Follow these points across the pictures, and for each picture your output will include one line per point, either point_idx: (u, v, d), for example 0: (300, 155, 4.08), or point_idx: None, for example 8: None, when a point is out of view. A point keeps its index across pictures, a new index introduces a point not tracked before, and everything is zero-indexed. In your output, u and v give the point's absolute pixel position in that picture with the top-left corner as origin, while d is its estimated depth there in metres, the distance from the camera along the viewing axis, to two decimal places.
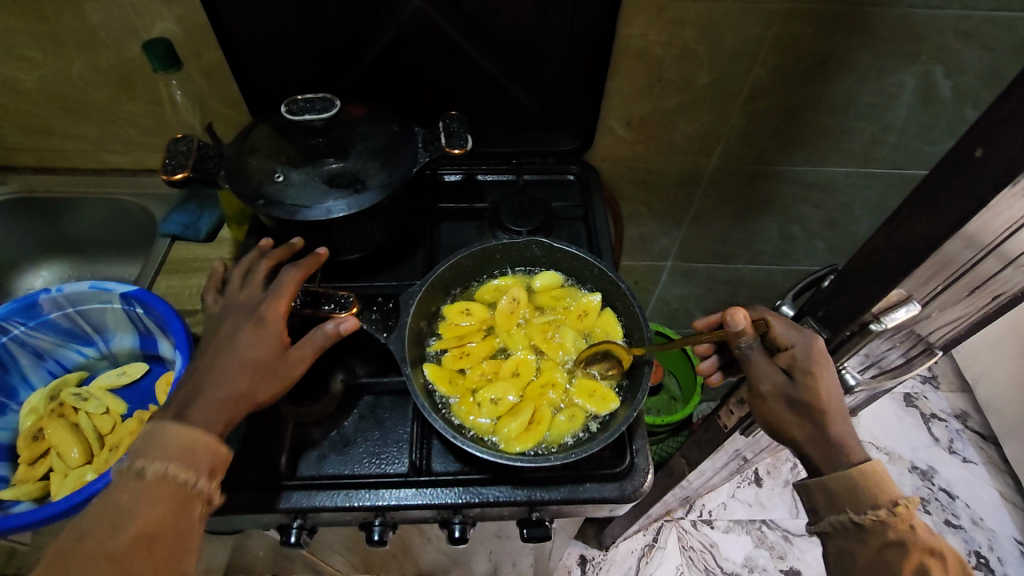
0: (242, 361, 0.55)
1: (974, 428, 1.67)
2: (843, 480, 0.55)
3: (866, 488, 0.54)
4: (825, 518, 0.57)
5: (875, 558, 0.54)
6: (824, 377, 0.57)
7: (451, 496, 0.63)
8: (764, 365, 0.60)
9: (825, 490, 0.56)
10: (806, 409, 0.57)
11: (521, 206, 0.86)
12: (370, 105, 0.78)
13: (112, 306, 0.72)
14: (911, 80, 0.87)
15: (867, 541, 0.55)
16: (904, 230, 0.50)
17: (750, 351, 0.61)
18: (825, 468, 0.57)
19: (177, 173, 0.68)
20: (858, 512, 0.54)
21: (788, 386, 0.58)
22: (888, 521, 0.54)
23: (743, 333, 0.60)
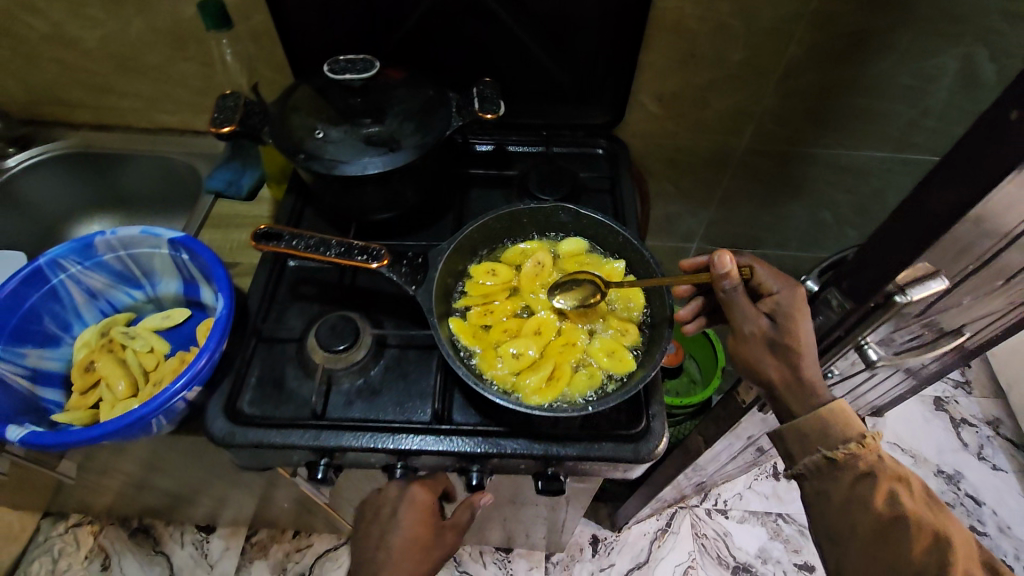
0: (407, 555, 0.66)
1: (1006, 435, 1.63)
2: (811, 421, 0.60)
3: (834, 426, 0.59)
4: (799, 462, 0.61)
5: (848, 494, 0.59)
6: (801, 324, 0.61)
7: (470, 446, 0.66)
8: (748, 306, 0.64)
9: (796, 434, 0.61)
10: (785, 352, 0.61)
11: (551, 175, 0.87)
12: (408, 69, 0.81)
13: (161, 251, 0.76)
14: (955, 62, 0.85)
15: (840, 478, 0.59)
16: (931, 197, 0.50)
17: (734, 295, 0.64)
18: (794, 412, 0.61)
19: (225, 126, 0.72)
20: (829, 448, 0.59)
21: (769, 328, 0.62)
22: (858, 454, 0.59)
23: (730, 276, 0.64)
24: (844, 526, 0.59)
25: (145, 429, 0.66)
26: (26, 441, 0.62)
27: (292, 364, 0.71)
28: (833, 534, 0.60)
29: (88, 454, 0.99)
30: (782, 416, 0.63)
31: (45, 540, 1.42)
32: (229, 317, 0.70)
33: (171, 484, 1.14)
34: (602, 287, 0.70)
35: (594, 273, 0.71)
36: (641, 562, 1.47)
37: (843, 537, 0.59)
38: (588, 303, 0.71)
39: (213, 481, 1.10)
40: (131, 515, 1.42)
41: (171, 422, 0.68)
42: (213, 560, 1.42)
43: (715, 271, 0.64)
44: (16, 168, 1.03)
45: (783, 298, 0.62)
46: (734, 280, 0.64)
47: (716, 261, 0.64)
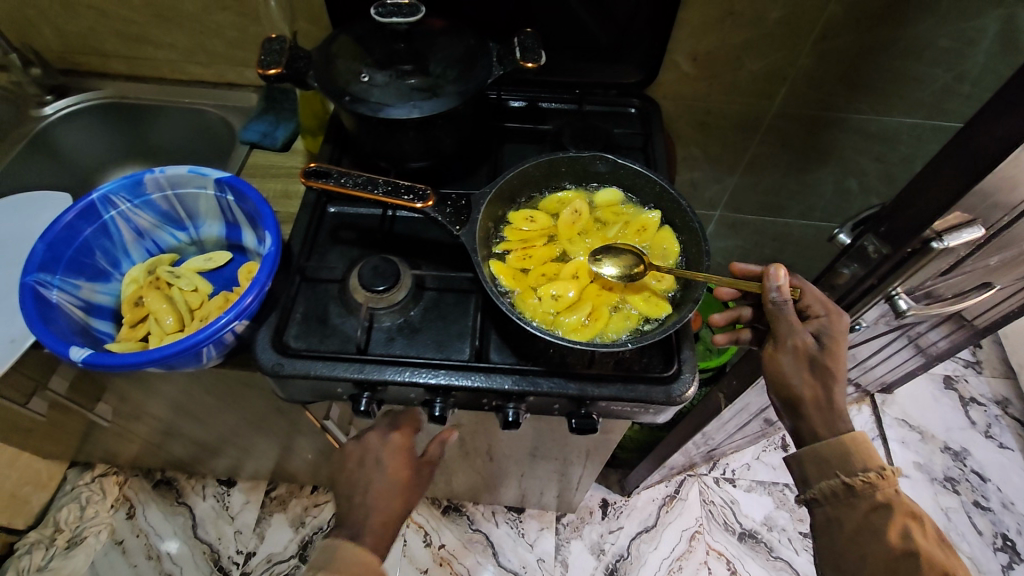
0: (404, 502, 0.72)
1: (1014, 414, 1.64)
2: (832, 447, 0.64)
3: (855, 454, 0.63)
4: (817, 486, 0.66)
5: (862, 522, 0.63)
6: (845, 350, 0.65)
7: (508, 383, 0.68)
8: (797, 322, 0.66)
9: (817, 459, 0.65)
10: (824, 371, 0.64)
11: (585, 131, 0.89)
12: (448, 19, 0.82)
13: (207, 192, 0.79)
14: (995, 25, 0.86)
15: (856, 505, 0.64)
16: (975, 140, 0.51)
17: (781, 307, 0.66)
18: (819, 436, 0.65)
19: (271, 69, 0.73)
20: (849, 474, 0.64)
21: (813, 346, 0.65)
22: (876, 485, 0.63)
23: (782, 291, 0.66)
24: (856, 554, 0.62)
25: (195, 356, 0.68)
26: (89, 361, 0.65)
27: (335, 303, 0.73)
28: (844, 562, 0.63)
29: (122, 397, 1.01)
30: (803, 439, 0.67)
31: (72, 489, 1.44)
32: (278, 254, 0.72)
33: (200, 432, 1.17)
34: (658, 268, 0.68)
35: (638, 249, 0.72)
36: (649, 526, 1.50)
37: (850, 567, 0.63)
38: (633, 276, 0.70)
39: (241, 430, 1.13)
40: (155, 467, 1.45)
41: (219, 354, 0.70)
42: (234, 512, 1.46)
43: (767, 282, 0.66)
44: (54, 116, 1.05)
45: (834, 323, 0.65)
46: (784, 294, 0.66)
47: (771, 274, 0.66)
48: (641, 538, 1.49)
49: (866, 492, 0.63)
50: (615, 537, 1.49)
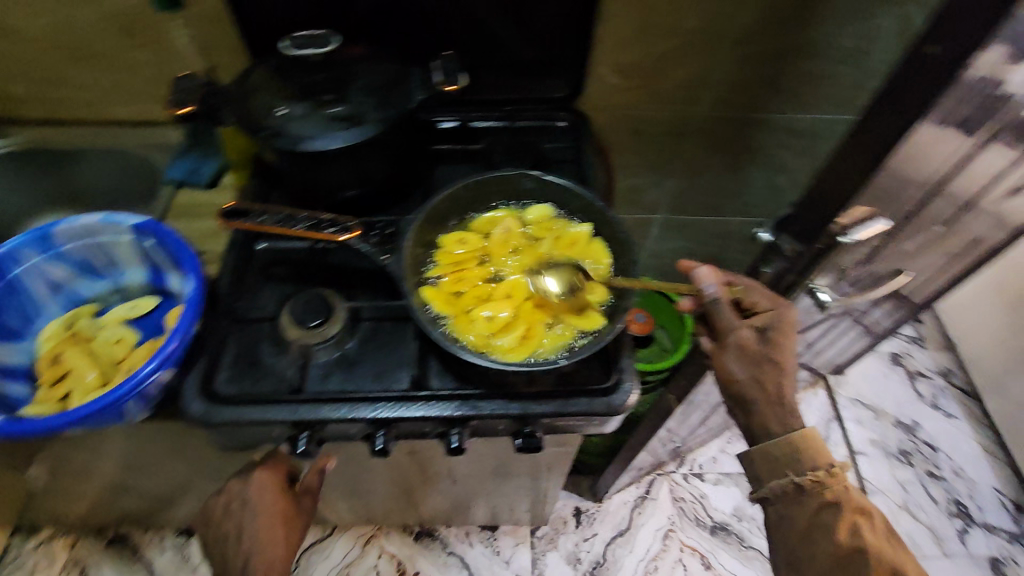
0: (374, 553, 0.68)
1: (957, 384, 1.70)
2: (782, 446, 0.65)
3: (804, 453, 0.65)
4: (769, 486, 0.67)
5: (811, 519, 0.64)
6: (790, 343, 0.66)
7: (450, 410, 0.67)
8: (736, 320, 0.67)
9: (768, 459, 0.67)
10: (766, 363, 0.66)
11: (515, 149, 0.93)
12: (366, 46, 0.81)
13: (124, 238, 0.76)
14: (892, 23, 0.90)
15: (806, 503, 0.65)
16: (866, 141, 0.53)
17: (717, 306, 0.68)
18: (770, 433, 0.66)
19: (184, 106, 0.74)
20: (798, 473, 0.65)
21: (753, 341, 0.66)
22: (824, 483, 0.64)
23: (714, 287, 0.68)
24: (806, 551, 0.63)
25: (119, 414, 0.65)
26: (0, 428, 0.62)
27: (268, 342, 0.71)
28: (797, 560, 0.64)
29: (55, 460, 0.96)
30: (754, 437, 0.68)
31: (17, 556, 1.37)
32: (201, 297, 0.70)
33: (147, 484, 1.12)
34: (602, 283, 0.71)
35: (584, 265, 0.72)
36: (623, 529, 1.51)
37: (802, 563, 0.63)
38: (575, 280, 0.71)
39: (190, 481, 1.08)
40: (106, 524, 1.37)
41: (146, 408, 0.67)
42: (195, 562, 1.39)
43: (696, 285, 0.69)
44: None
45: (778, 317, 0.66)
46: (718, 293, 0.68)
47: (698, 276, 0.69)
48: (616, 542, 1.49)
49: (814, 490, 0.65)
50: (590, 544, 1.49)
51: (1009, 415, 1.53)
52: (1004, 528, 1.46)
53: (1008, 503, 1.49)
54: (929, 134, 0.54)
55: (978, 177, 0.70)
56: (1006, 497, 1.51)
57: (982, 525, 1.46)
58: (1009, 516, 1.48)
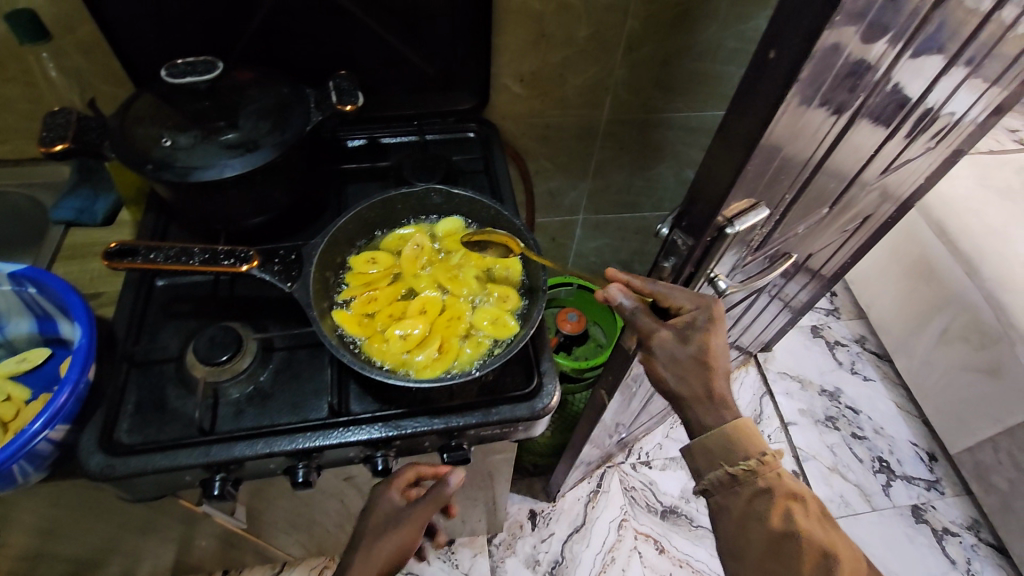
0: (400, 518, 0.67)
1: (871, 349, 1.81)
2: (715, 437, 0.67)
3: (737, 442, 0.66)
4: (706, 477, 0.68)
5: (746, 508, 0.65)
6: (711, 339, 0.68)
7: (372, 433, 0.66)
8: (655, 325, 0.70)
9: (704, 450, 0.68)
10: (688, 362, 0.68)
11: (425, 162, 0.89)
12: (257, 69, 0.79)
13: (2, 289, 0.71)
14: (767, 23, 0.97)
15: (740, 493, 0.66)
16: (733, 139, 0.56)
17: (635, 316, 0.71)
18: (705, 427, 0.68)
19: (57, 144, 0.67)
20: (731, 464, 0.66)
21: (674, 343, 0.69)
22: (757, 471, 0.65)
23: (628, 300, 0.71)
24: (742, 540, 0.64)
25: (8, 480, 0.60)
26: None
27: (172, 384, 0.68)
28: (736, 549, 0.65)
29: None
30: (693, 431, 0.70)
31: None
32: (91, 345, 0.65)
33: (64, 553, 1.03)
34: (515, 249, 0.74)
35: (500, 231, 0.74)
36: (578, 526, 1.52)
37: (740, 552, 0.64)
38: (495, 275, 0.75)
39: (112, 541, 1.00)
40: None
41: (39, 469, 0.62)
42: None
43: (608, 301, 0.71)
44: None
45: (699, 316, 0.68)
46: (631, 305, 0.71)
47: (607, 294, 0.71)
48: (573, 539, 1.50)
49: (748, 479, 0.65)
50: (547, 545, 1.50)
51: (914, 373, 1.64)
52: (921, 477, 1.57)
53: (924, 454, 1.61)
54: (793, 129, 0.58)
55: (849, 160, 0.76)
56: (922, 449, 1.62)
57: (903, 477, 1.57)
58: (924, 466, 1.59)
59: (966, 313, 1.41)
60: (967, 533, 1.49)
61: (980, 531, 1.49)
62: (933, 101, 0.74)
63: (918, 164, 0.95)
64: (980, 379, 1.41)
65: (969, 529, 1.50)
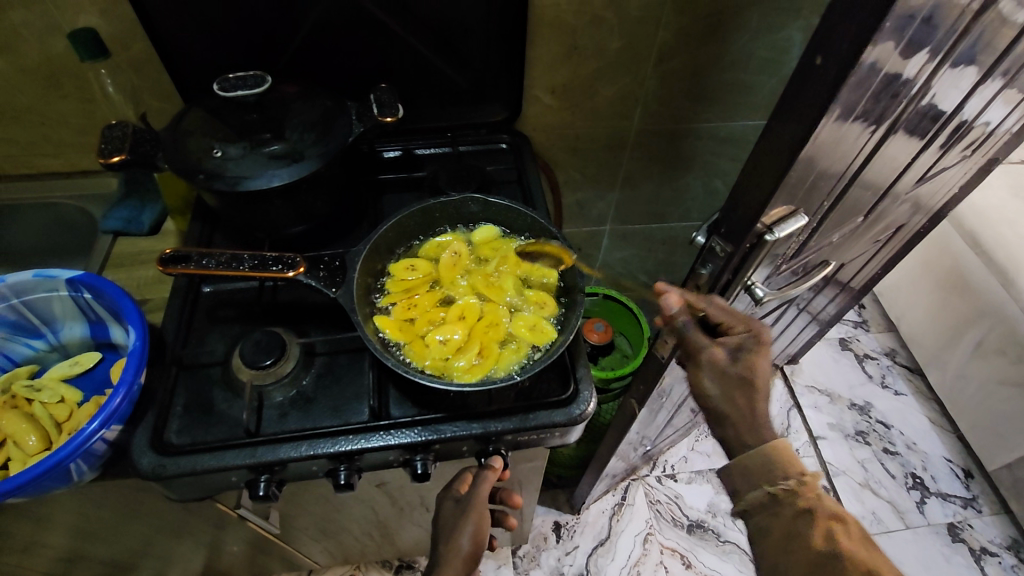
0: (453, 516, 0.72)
1: (902, 362, 1.77)
2: (755, 456, 0.66)
3: (776, 462, 0.65)
4: (746, 498, 0.66)
5: (788, 527, 0.63)
6: (758, 361, 0.67)
7: (411, 436, 0.67)
8: (704, 341, 0.69)
9: (744, 470, 0.67)
10: (734, 380, 0.68)
11: (459, 173, 0.91)
12: (301, 82, 0.82)
13: (60, 293, 0.74)
14: (799, 34, 0.98)
15: (781, 513, 0.64)
16: (776, 146, 0.57)
17: (686, 331, 0.69)
18: (745, 446, 0.67)
19: (115, 156, 0.70)
20: (771, 483, 0.65)
21: (724, 361, 0.68)
22: (797, 492, 0.64)
23: (682, 313, 0.69)
24: (785, 560, 0.62)
25: (64, 477, 0.62)
26: None
27: (218, 388, 0.70)
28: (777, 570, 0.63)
29: None
30: None
31: None
32: (144, 348, 0.68)
33: (95, 562, 1.04)
34: (567, 261, 0.73)
35: (555, 241, 0.74)
36: (604, 539, 1.50)
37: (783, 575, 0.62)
38: (540, 286, 0.75)
39: (146, 545, 1.02)
40: None
41: (93, 467, 0.64)
42: None
43: (664, 312, 0.69)
44: None
45: (749, 339, 0.68)
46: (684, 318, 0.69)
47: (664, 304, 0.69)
48: (597, 552, 1.49)
49: (788, 500, 0.64)
50: (572, 557, 1.48)
51: (948, 387, 1.60)
52: (957, 494, 1.53)
53: (959, 471, 1.56)
54: (838, 134, 0.58)
55: (884, 171, 0.76)
56: (957, 466, 1.58)
57: (938, 494, 1.53)
58: (960, 484, 1.55)
59: (1003, 325, 1.38)
60: (1007, 553, 1.44)
61: (1020, 551, 1.44)
62: (969, 112, 0.74)
63: (952, 174, 0.94)
64: (1019, 392, 1.37)
65: (1009, 549, 1.44)
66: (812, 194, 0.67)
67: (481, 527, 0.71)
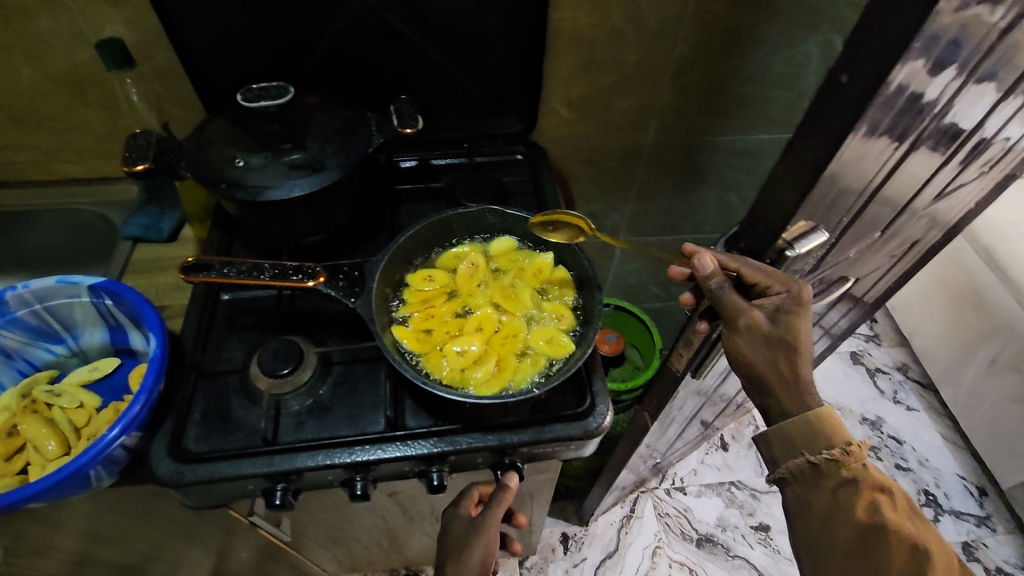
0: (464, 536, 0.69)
1: (915, 378, 1.76)
2: (797, 424, 0.60)
3: (820, 431, 0.59)
4: (784, 467, 0.62)
5: (830, 499, 0.59)
6: (801, 323, 0.61)
7: (427, 447, 0.67)
8: (744, 304, 0.63)
9: (784, 437, 0.61)
10: (779, 346, 0.61)
11: (476, 184, 0.91)
12: (323, 93, 0.83)
13: (81, 299, 0.75)
14: (816, 48, 0.98)
15: (822, 484, 0.60)
16: (798, 163, 0.57)
17: (722, 293, 0.64)
18: (784, 413, 0.62)
19: (139, 164, 0.70)
20: (814, 453, 0.60)
21: (767, 324, 0.62)
22: (842, 461, 0.59)
23: (718, 274, 0.64)
24: (825, 532, 0.59)
25: (83, 482, 0.62)
26: None
27: (236, 396, 0.70)
28: (815, 541, 0.60)
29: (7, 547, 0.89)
30: None
31: None
32: (164, 355, 0.68)
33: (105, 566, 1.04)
34: (585, 230, 0.76)
35: (567, 211, 0.75)
36: (612, 551, 1.49)
37: (822, 546, 0.60)
38: (558, 298, 0.76)
39: (157, 550, 1.02)
40: None
41: (111, 474, 0.65)
42: None
43: (698, 273, 0.65)
44: None
45: (793, 298, 0.61)
46: (720, 279, 0.64)
47: (699, 265, 0.65)
48: (605, 565, 1.47)
49: (831, 470, 0.60)
50: (580, 570, 1.47)
51: (961, 403, 1.58)
52: (971, 513, 1.51)
53: (972, 489, 1.54)
54: (861, 150, 0.58)
55: (905, 187, 0.76)
56: (971, 484, 1.56)
57: (951, 512, 1.51)
58: (974, 502, 1.53)
59: (1019, 342, 1.37)
60: None
61: None
62: (990, 130, 0.74)
63: (971, 190, 0.94)
64: None
65: None
66: (832, 211, 0.66)
67: (491, 551, 0.67)
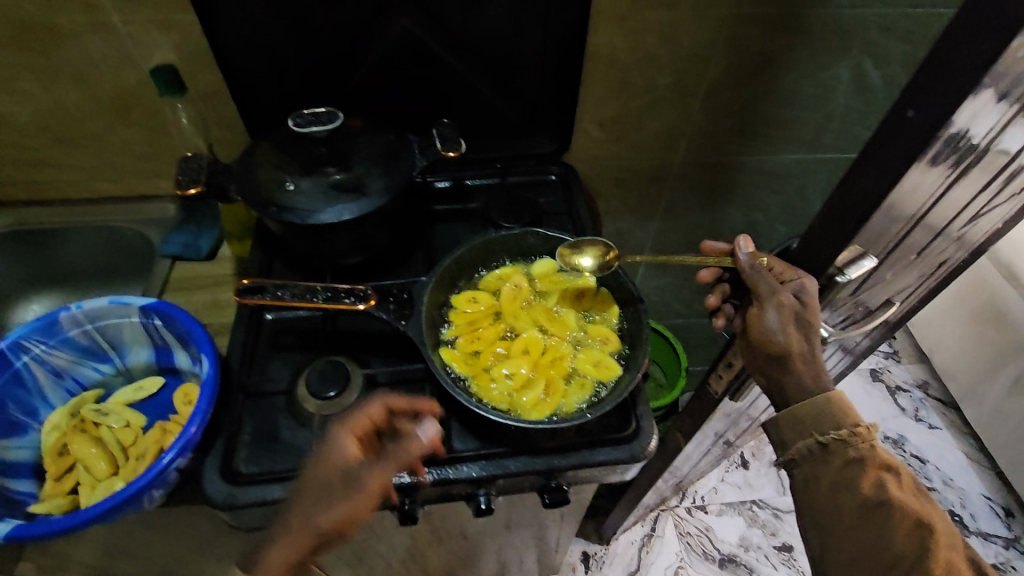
0: None
1: (936, 395, 1.75)
2: (807, 406, 0.61)
3: (831, 413, 0.60)
4: (792, 449, 0.62)
5: (837, 477, 0.59)
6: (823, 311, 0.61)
7: (475, 470, 0.67)
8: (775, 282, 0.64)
9: (791, 419, 0.62)
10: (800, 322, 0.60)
11: (512, 205, 0.92)
12: (366, 116, 0.84)
13: (131, 320, 0.76)
14: (847, 72, 0.99)
15: (830, 463, 0.60)
16: (854, 192, 0.57)
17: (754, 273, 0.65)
18: (794, 399, 0.62)
19: (191, 188, 0.72)
20: (822, 433, 0.60)
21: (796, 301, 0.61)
22: (851, 441, 0.59)
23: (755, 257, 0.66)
24: (831, 510, 0.59)
25: (137, 503, 0.63)
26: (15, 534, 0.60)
27: (282, 416, 0.71)
28: (822, 520, 0.60)
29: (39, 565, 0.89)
30: None
31: None
32: (216, 377, 0.69)
33: None
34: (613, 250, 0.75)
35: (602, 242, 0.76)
36: (633, 571, 1.48)
37: (828, 523, 0.59)
38: (602, 321, 0.76)
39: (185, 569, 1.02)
40: None
41: (163, 494, 0.65)
42: None
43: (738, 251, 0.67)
44: None
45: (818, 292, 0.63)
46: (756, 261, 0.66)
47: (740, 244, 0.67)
48: None
49: (839, 449, 0.60)
50: None
51: (985, 423, 1.57)
52: (998, 534, 1.49)
53: (998, 510, 1.53)
54: (916, 179, 0.58)
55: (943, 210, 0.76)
56: (996, 504, 1.54)
57: (978, 533, 1.49)
58: (1001, 523, 1.51)
59: None
60: None
61: None
62: None
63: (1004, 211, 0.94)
64: None
65: None
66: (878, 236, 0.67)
67: None
